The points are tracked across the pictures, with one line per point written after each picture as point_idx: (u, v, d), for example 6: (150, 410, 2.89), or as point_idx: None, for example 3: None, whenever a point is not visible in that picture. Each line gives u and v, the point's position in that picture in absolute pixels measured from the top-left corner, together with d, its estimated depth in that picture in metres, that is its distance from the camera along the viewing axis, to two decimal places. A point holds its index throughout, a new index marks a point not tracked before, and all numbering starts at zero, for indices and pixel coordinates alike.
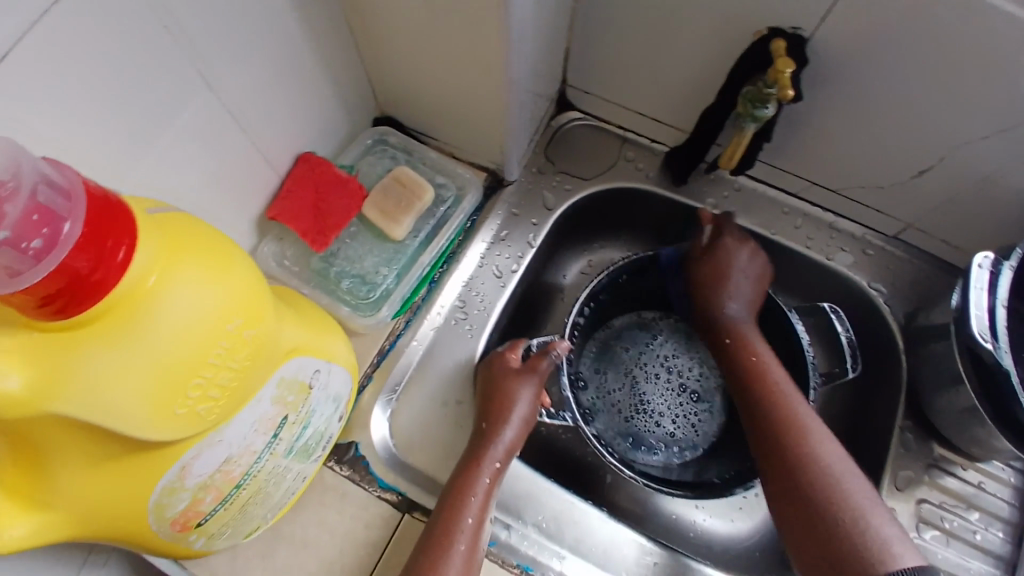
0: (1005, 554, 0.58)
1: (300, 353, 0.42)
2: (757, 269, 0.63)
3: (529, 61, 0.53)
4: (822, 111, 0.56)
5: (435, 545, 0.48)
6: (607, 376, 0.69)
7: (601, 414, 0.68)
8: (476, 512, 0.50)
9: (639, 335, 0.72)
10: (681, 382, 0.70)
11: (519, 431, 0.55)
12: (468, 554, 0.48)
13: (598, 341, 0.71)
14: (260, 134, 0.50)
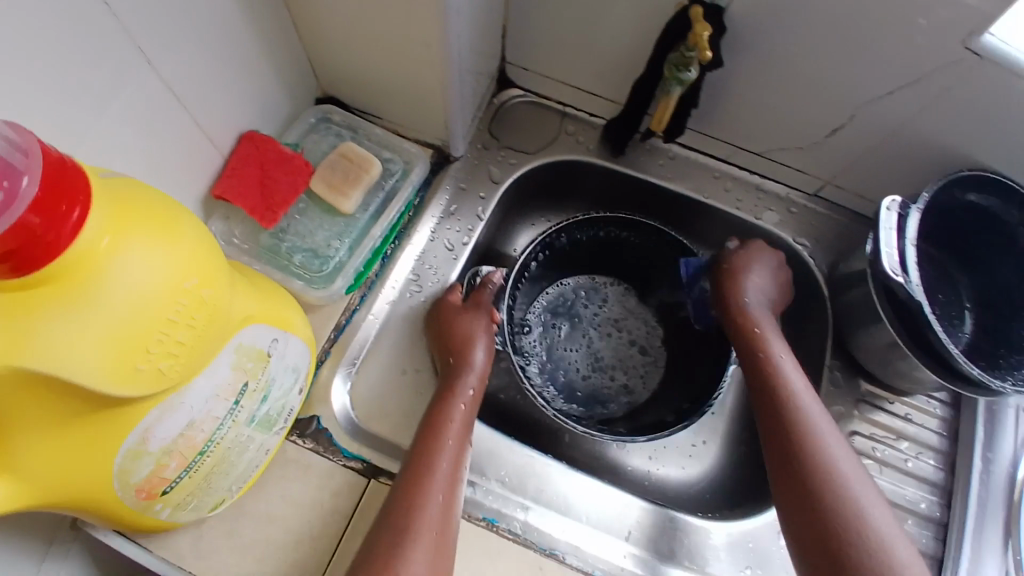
0: (938, 480, 0.63)
1: (256, 320, 0.44)
2: (778, 284, 0.65)
3: (468, 36, 0.56)
4: (743, 76, 0.61)
5: (420, 464, 0.51)
6: (561, 327, 0.73)
7: (553, 361, 0.71)
8: (457, 436, 0.54)
9: (591, 294, 0.75)
10: (631, 338, 0.73)
11: (484, 359, 0.61)
12: (455, 474, 0.52)
13: (552, 295, 0.74)
14: (202, 112, 0.51)
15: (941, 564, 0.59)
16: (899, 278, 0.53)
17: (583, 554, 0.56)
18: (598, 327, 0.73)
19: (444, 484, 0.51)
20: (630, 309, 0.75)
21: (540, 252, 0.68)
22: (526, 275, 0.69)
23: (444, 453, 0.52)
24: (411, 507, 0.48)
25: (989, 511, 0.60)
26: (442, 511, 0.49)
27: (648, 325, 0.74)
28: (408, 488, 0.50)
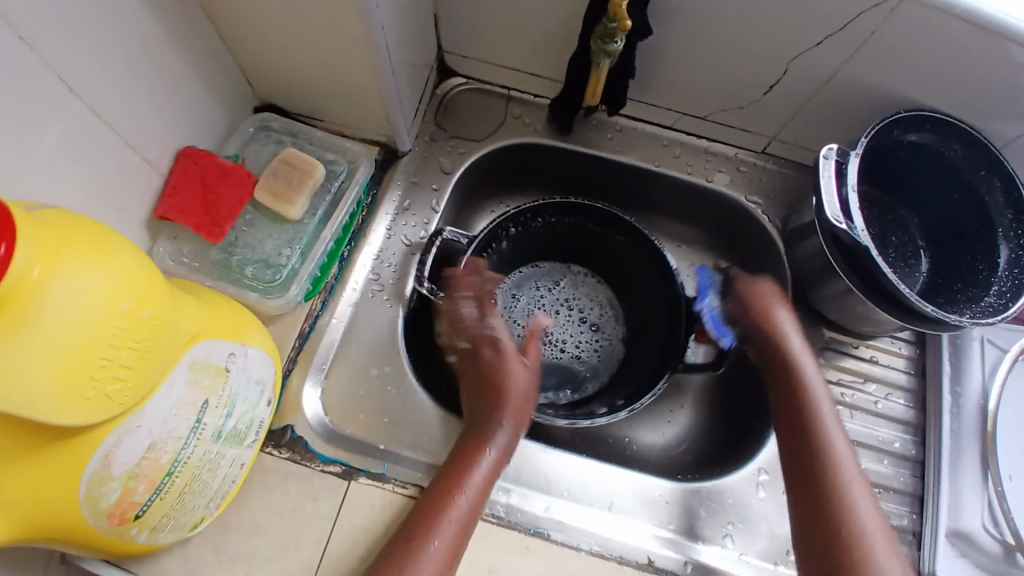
0: (909, 418, 0.64)
1: (207, 336, 0.44)
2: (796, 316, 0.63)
3: (396, 28, 0.56)
4: (677, 42, 0.61)
5: (433, 499, 0.51)
6: (516, 299, 0.73)
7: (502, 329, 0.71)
8: (482, 477, 0.53)
9: (554, 277, 0.75)
10: (582, 317, 0.73)
11: (525, 392, 0.59)
12: (471, 515, 0.51)
13: (524, 274, 0.74)
14: (136, 135, 0.50)
15: (921, 500, 0.61)
16: (843, 225, 0.54)
17: (567, 530, 0.57)
18: (555, 308, 0.73)
19: (458, 526, 0.50)
20: (591, 292, 0.75)
21: (512, 225, 0.68)
22: (494, 247, 0.68)
23: (463, 491, 0.51)
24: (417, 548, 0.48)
25: (964, 443, 0.62)
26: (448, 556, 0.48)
27: (614, 314, 0.73)
28: (416, 532, 0.49)
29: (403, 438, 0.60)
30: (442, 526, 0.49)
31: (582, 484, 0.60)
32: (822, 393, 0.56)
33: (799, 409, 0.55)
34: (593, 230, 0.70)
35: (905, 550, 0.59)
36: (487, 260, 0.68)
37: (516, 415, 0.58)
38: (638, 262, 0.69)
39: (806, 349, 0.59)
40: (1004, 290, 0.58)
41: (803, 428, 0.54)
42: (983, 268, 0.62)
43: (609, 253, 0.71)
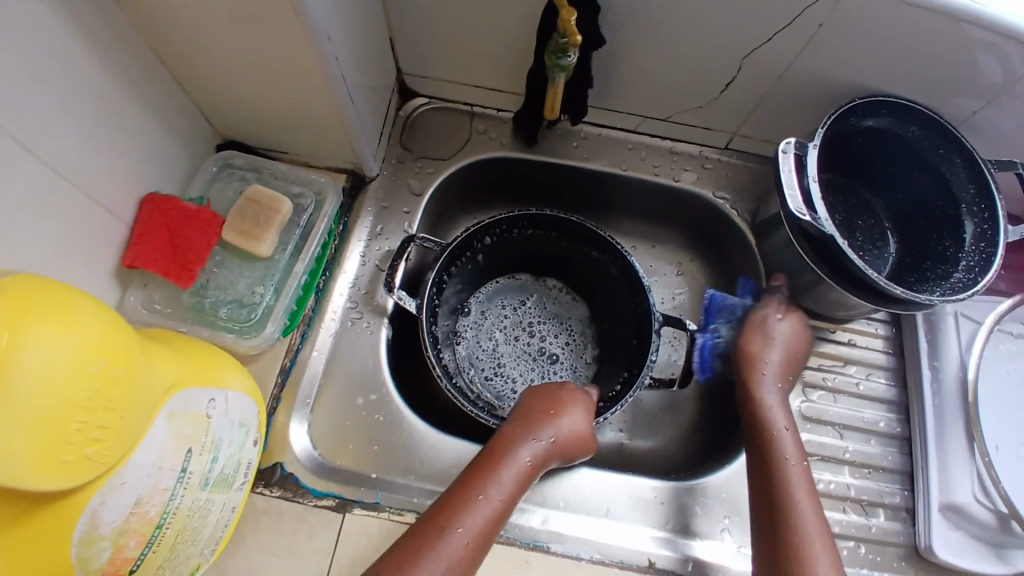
0: (892, 398, 0.66)
1: (184, 385, 0.43)
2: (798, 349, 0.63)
3: (350, 55, 0.55)
4: (632, 47, 0.62)
5: (459, 495, 0.48)
6: (489, 313, 0.74)
7: (472, 342, 0.72)
8: (517, 476, 0.50)
9: (530, 290, 0.76)
10: (543, 346, 0.73)
11: (580, 427, 0.56)
12: (499, 518, 0.48)
13: (501, 285, 0.75)
14: (97, 186, 0.50)
15: (911, 477, 0.62)
16: (806, 217, 0.55)
17: (566, 540, 0.57)
18: (515, 334, 0.73)
19: (484, 525, 0.47)
20: (557, 319, 0.75)
21: (486, 237, 0.68)
22: (468, 254, 0.68)
23: (496, 485, 0.49)
24: (437, 540, 0.45)
25: (948, 418, 0.62)
26: (466, 557, 0.45)
27: (584, 337, 0.74)
28: (440, 521, 0.46)
29: (394, 465, 0.59)
30: (468, 518, 0.47)
31: (578, 492, 0.60)
32: (790, 447, 0.56)
33: (765, 465, 0.55)
34: (556, 239, 0.70)
35: (900, 528, 0.61)
36: (459, 270, 0.68)
37: (567, 449, 0.56)
38: (607, 273, 0.69)
39: (778, 400, 0.59)
40: (973, 265, 0.59)
41: (767, 486, 0.54)
42: (951, 244, 0.63)
43: (577, 264, 0.72)
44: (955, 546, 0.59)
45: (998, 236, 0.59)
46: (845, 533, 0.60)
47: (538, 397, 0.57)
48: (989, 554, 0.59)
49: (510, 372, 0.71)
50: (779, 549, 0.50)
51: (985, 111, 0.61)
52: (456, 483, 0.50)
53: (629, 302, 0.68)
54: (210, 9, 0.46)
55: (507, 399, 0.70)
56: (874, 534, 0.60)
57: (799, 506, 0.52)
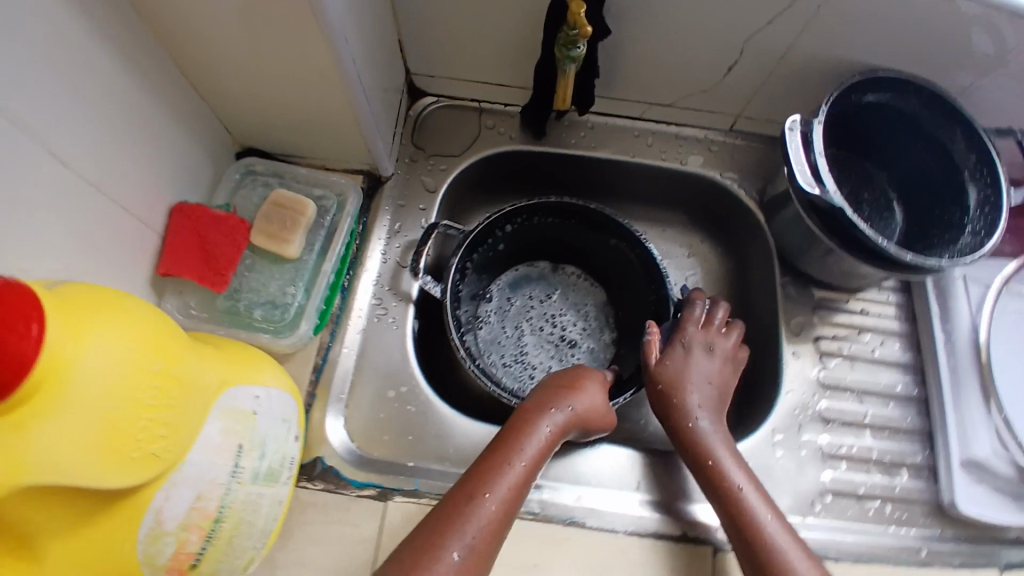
0: (906, 361, 0.67)
1: (232, 383, 0.45)
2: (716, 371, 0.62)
3: (363, 58, 0.57)
4: (635, 36, 0.63)
5: (484, 466, 0.50)
6: (512, 299, 0.76)
7: (495, 328, 0.74)
8: (539, 447, 0.53)
9: (548, 278, 0.77)
10: (563, 333, 0.75)
11: (599, 400, 0.58)
12: (523, 484, 0.50)
13: (521, 272, 0.77)
14: (130, 198, 0.51)
15: (931, 436, 0.64)
16: (816, 190, 0.57)
17: (602, 515, 0.58)
18: (538, 322, 0.75)
19: (510, 492, 0.49)
20: (577, 306, 0.77)
21: (506, 225, 0.70)
22: (488, 243, 0.70)
23: (519, 454, 0.51)
24: (467, 508, 0.48)
25: (963, 378, 0.64)
26: (496, 521, 0.48)
27: (600, 321, 0.76)
28: (468, 490, 0.49)
29: (430, 452, 0.61)
30: (494, 486, 0.49)
31: (610, 469, 0.62)
32: (732, 462, 0.56)
33: (714, 486, 0.55)
34: (573, 227, 0.72)
35: (923, 486, 0.62)
36: (479, 258, 0.70)
37: (586, 423, 0.57)
38: (624, 258, 0.72)
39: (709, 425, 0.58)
40: (978, 230, 0.62)
41: (726, 504, 0.54)
42: (956, 212, 0.65)
43: (594, 250, 0.74)
44: (979, 500, 0.61)
45: (1001, 201, 0.61)
46: (870, 493, 0.62)
47: (559, 375, 0.60)
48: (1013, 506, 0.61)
49: (533, 357, 0.73)
50: (762, 557, 0.51)
51: (982, 78, 0.62)
52: (477, 460, 0.52)
53: (645, 281, 0.70)
54: (231, 19, 0.48)
55: (529, 381, 0.71)
56: (898, 493, 0.62)
57: (759, 518, 0.53)
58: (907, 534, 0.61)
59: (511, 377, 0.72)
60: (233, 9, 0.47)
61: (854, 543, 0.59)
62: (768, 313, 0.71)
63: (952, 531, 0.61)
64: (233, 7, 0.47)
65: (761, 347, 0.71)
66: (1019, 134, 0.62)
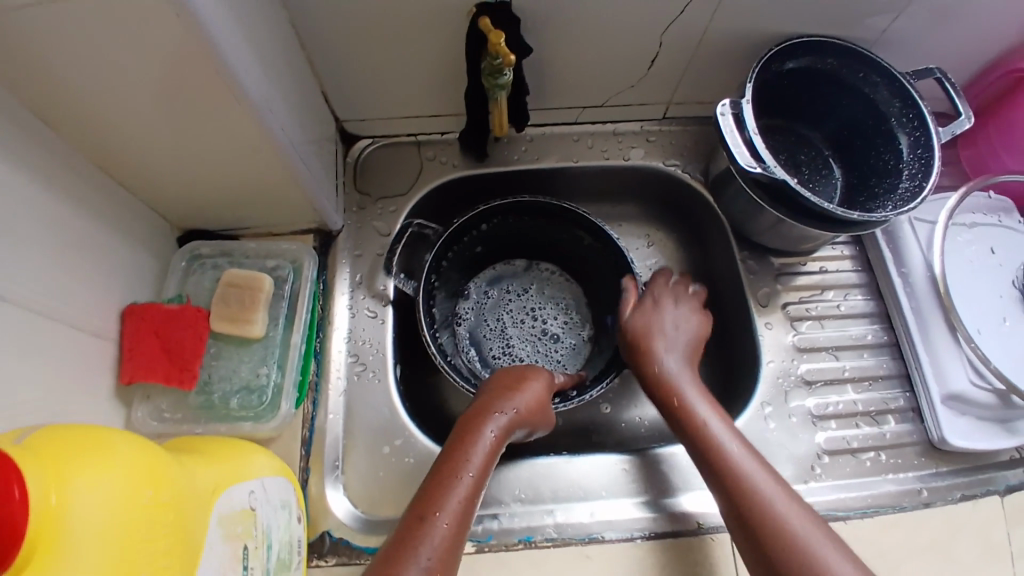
0: (871, 309, 0.69)
1: (225, 487, 0.44)
2: (687, 323, 0.64)
3: (290, 120, 0.56)
4: (557, 46, 0.64)
5: (435, 481, 0.48)
6: (491, 292, 0.76)
7: (476, 324, 0.74)
8: (485, 453, 0.51)
9: (526, 273, 0.77)
10: (545, 326, 0.75)
11: (536, 398, 0.58)
12: (474, 492, 0.48)
13: (499, 270, 0.77)
14: (76, 314, 0.49)
15: (909, 377, 0.66)
16: (757, 169, 0.58)
17: (618, 525, 0.59)
18: (518, 316, 0.75)
19: (460, 503, 0.47)
20: (555, 298, 0.77)
21: (482, 223, 0.70)
22: (462, 241, 0.70)
23: (467, 462, 0.50)
24: (421, 530, 0.44)
25: (927, 315, 0.66)
26: (451, 536, 0.45)
27: (580, 315, 0.76)
28: (420, 511, 0.46)
29: None
30: (446, 501, 0.46)
31: (618, 476, 0.62)
32: (703, 402, 0.56)
33: (687, 429, 0.55)
34: (543, 225, 0.72)
35: (911, 427, 0.65)
36: (454, 258, 0.70)
37: (529, 421, 0.57)
38: (587, 249, 0.72)
39: (683, 372, 0.59)
40: (914, 172, 0.64)
41: (697, 443, 0.54)
42: (890, 157, 0.67)
43: (562, 241, 0.73)
44: (963, 431, 0.63)
45: (931, 141, 0.63)
46: (863, 446, 0.64)
47: (490, 385, 0.59)
48: (997, 429, 0.63)
49: (517, 353, 0.73)
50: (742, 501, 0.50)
51: (893, 28, 0.65)
52: (429, 473, 0.50)
53: (609, 263, 0.71)
54: (147, 108, 0.46)
55: None
56: (889, 439, 0.64)
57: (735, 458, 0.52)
58: (905, 477, 0.63)
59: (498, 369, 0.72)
60: (146, 98, 0.45)
61: (858, 498, 0.61)
62: (735, 289, 0.73)
63: (947, 467, 0.63)
64: (145, 95, 0.45)
65: (735, 323, 0.73)
66: (938, 75, 0.64)
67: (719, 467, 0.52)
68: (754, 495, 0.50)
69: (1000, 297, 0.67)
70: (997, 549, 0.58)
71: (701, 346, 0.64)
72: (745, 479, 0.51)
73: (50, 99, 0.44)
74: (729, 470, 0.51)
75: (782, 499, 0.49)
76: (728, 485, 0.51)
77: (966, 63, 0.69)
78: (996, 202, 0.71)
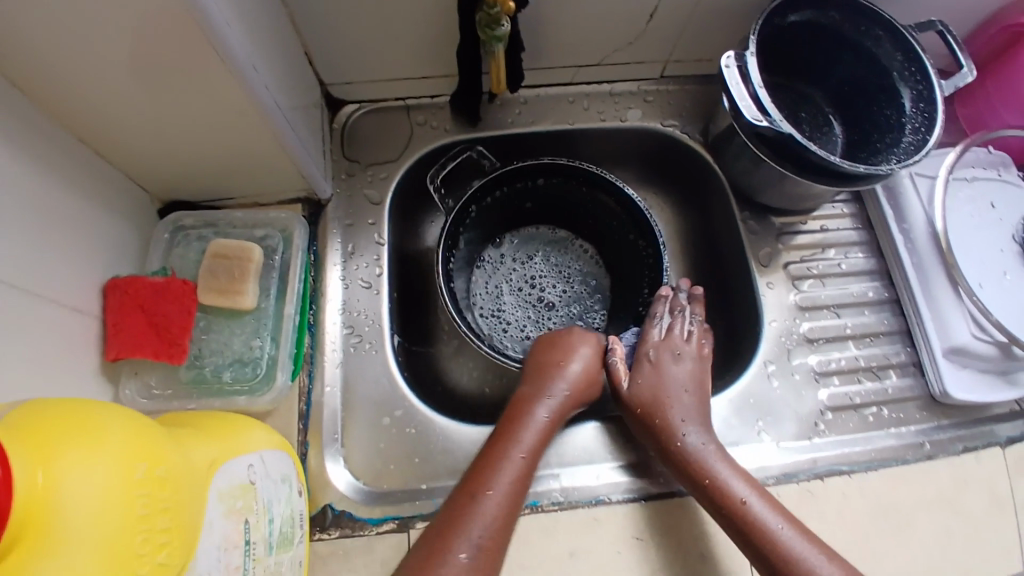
0: (872, 267, 0.69)
1: (223, 461, 0.42)
2: (694, 383, 0.60)
3: (275, 82, 0.52)
4: (553, 2, 0.61)
5: (486, 461, 0.52)
6: (505, 255, 0.74)
7: (491, 278, 0.73)
8: (536, 434, 0.55)
9: (563, 242, 0.75)
10: (543, 294, 0.73)
11: (585, 370, 0.60)
12: (523, 475, 0.52)
13: (538, 232, 0.75)
14: (57, 291, 0.46)
15: (910, 333, 0.66)
16: (763, 123, 0.57)
17: (624, 485, 0.58)
18: (519, 279, 0.74)
19: (510, 484, 0.51)
20: (564, 267, 0.75)
21: (540, 177, 0.68)
22: (516, 185, 0.69)
23: (518, 445, 0.54)
24: (470, 508, 0.49)
25: (929, 271, 0.65)
26: (501, 515, 0.49)
27: (589, 292, 0.74)
28: (469, 490, 0.50)
29: (441, 469, 0.59)
30: (494, 483, 0.51)
31: (622, 438, 0.61)
32: (737, 479, 0.53)
33: (728, 515, 0.52)
34: (563, 185, 0.69)
35: (913, 382, 0.65)
36: (493, 203, 0.69)
37: (581, 391, 0.60)
38: (604, 209, 0.70)
39: (707, 443, 0.56)
40: (918, 127, 0.62)
41: (737, 524, 0.52)
42: (893, 113, 0.66)
43: (583, 207, 0.71)
44: (966, 384, 0.63)
45: (935, 95, 0.62)
46: (866, 402, 0.64)
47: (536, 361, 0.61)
48: (1000, 383, 0.63)
49: (509, 320, 0.72)
50: None
51: None
52: (482, 451, 0.54)
53: (626, 223, 0.69)
54: (124, 72, 0.43)
55: (501, 332, 0.71)
56: (891, 394, 0.64)
57: (778, 534, 0.50)
58: (908, 432, 0.63)
59: (484, 324, 0.71)
60: (122, 60, 0.42)
61: (863, 453, 0.61)
62: (734, 251, 0.72)
63: (949, 420, 0.64)
64: (121, 56, 0.42)
65: (734, 284, 0.72)
66: (941, 27, 0.63)
67: (772, 558, 0.50)
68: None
69: (1001, 250, 0.66)
70: (1001, 500, 0.59)
71: (706, 401, 0.60)
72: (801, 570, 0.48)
73: (18, 62, 0.40)
74: (783, 561, 0.49)
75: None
76: None
77: (970, 14, 0.68)
78: (995, 157, 0.70)
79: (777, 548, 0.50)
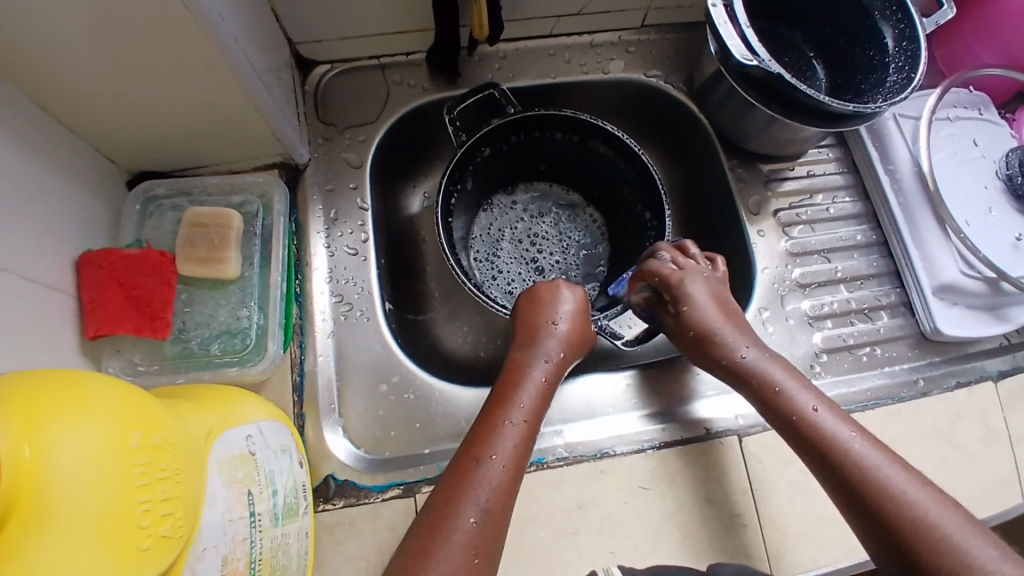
0: (859, 210, 0.69)
1: (220, 431, 0.41)
2: (728, 308, 0.59)
3: (246, 36, 0.49)
4: None
5: (486, 424, 0.51)
6: (517, 202, 0.74)
7: (498, 233, 0.73)
8: (534, 393, 0.54)
9: (576, 207, 0.75)
10: (538, 264, 0.72)
11: (572, 329, 0.60)
12: (527, 437, 0.51)
13: (551, 190, 0.75)
14: (29, 268, 0.43)
15: (899, 275, 0.66)
16: (752, 62, 0.56)
17: (625, 437, 0.59)
18: (522, 237, 0.73)
19: (512, 444, 0.50)
20: (567, 233, 0.74)
21: (560, 131, 0.67)
22: (533, 134, 0.67)
23: (519, 408, 0.52)
24: (475, 471, 0.47)
25: (915, 213, 0.66)
26: (506, 479, 0.48)
27: (583, 262, 0.73)
28: (472, 454, 0.49)
29: (442, 432, 0.59)
30: (498, 445, 0.49)
31: (618, 392, 0.62)
32: (801, 390, 0.52)
33: (795, 423, 0.50)
34: (576, 143, 0.68)
35: (903, 322, 0.66)
36: (491, 154, 0.67)
37: (570, 346, 0.59)
38: (616, 169, 0.68)
39: (767, 357, 0.55)
40: (902, 65, 0.61)
41: (808, 435, 0.49)
42: (875, 53, 0.65)
43: (583, 161, 0.70)
44: (956, 320, 0.64)
45: (917, 33, 0.61)
46: (859, 341, 0.65)
47: (522, 326, 0.60)
48: (988, 317, 0.64)
49: (505, 274, 0.71)
50: (867, 494, 0.45)
51: None
52: (480, 416, 0.53)
53: (635, 178, 0.67)
54: (85, 26, 0.40)
55: (489, 278, 0.71)
56: (883, 333, 0.65)
57: (842, 438, 0.48)
58: (898, 370, 0.64)
59: (478, 272, 0.71)
60: (81, 11, 0.38)
61: (859, 392, 0.62)
62: (723, 200, 0.72)
63: (940, 356, 0.65)
64: (80, 5, 0.38)
65: (724, 234, 0.72)
66: None
67: (840, 469, 0.47)
68: (871, 476, 0.46)
69: (984, 188, 0.67)
70: (995, 432, 0.59)
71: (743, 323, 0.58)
72: (875, 477, 0.45)
73: None
74: (854, 466, 0.46)
75: (912, 488, 0.44)
76: (861, 493, 0.46)
77: None
78: (976, 96, 0.70)
79: (846, 457, 0.47)
